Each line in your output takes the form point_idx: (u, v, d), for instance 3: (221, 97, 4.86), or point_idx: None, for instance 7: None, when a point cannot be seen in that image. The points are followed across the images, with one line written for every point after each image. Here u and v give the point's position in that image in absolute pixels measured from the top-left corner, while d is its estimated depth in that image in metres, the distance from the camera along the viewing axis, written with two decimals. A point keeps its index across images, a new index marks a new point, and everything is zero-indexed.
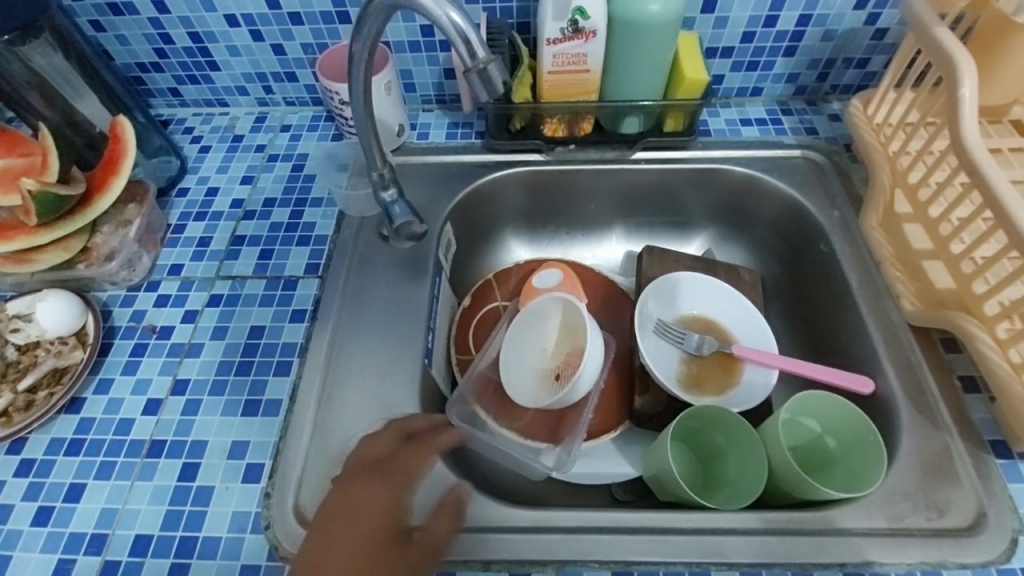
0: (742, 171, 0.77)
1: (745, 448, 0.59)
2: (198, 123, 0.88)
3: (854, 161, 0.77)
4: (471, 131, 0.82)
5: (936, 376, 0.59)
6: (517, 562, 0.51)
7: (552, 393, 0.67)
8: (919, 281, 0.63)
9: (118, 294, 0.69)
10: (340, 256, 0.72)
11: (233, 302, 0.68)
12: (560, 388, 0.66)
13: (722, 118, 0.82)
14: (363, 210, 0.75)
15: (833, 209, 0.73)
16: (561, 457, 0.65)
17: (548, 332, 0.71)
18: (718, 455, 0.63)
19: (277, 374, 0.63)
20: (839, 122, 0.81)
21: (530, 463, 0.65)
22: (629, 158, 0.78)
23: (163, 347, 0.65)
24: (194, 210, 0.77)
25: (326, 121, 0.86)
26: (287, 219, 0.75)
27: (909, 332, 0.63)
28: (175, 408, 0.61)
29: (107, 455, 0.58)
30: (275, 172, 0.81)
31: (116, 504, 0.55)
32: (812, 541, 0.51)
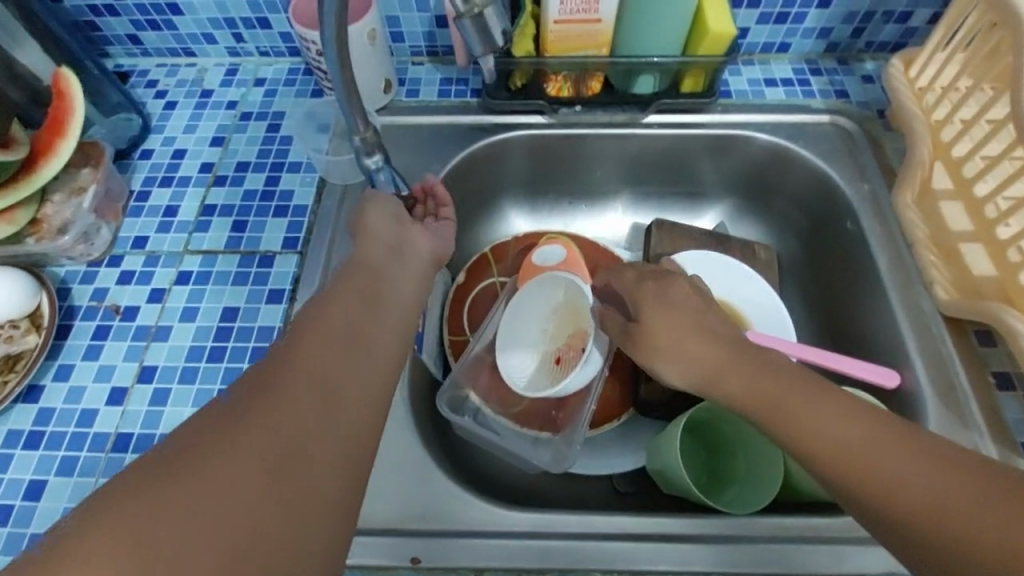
0: (765, 139, 0.70)
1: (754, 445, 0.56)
2: (162, 75, 0.79)
3: (887, 129, 0.70)
4: (466, 89, 0.73)
5: (967, 370, 0.55)
6: (514, 570, 0.47)
7: (556, 373, 0.63)
8: (955, 267, 0.58)
9: (77, 270, 0.63)
10: (321, 227, 0.65)
11: (203, 280, 0.62)
12: (566, 368, 0.62)
13: (744, 78, 0.73)
14: (347, 177, 0.68)
15: (863, 182, 0.67)
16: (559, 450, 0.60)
17: (552, 307, 0.66)
18: (728, 449, 0.58)
19: (253, 362, 0.57)
20: (872, 85, 0.73)
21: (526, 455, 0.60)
22: (641, 121, 0.70)
23: (127, 331, 0.60)
24: (159, 175, 0.70)
25: (304, 74, 0.77)
26: (262, 186, 0.68)
27: (940, 320, 0.58)
28: (142, 399, 0.56)
29: (69, 450, 0.54)
30: (248, 133, 0.73)
31: (80, 503, 0.52)
32: (829, 550, 0.47)
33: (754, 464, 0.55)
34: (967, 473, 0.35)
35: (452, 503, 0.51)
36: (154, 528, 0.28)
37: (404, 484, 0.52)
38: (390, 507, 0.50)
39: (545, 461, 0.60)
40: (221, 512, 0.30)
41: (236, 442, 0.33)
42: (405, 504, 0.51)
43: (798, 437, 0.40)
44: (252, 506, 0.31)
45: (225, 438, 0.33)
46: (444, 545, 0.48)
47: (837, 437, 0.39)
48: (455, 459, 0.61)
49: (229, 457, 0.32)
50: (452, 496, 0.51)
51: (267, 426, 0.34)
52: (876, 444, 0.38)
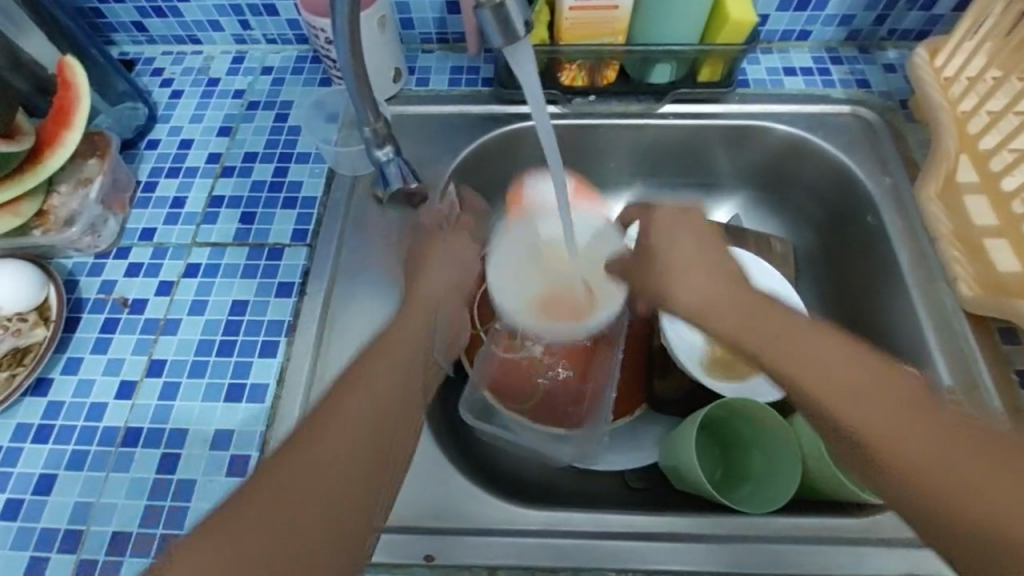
0: (784, 130, 0.68)
1: (772, 443, 0.55)
2: (168, 64, 0.77)
3: (909, 120, 0.68)
4: (477, 78, 0.72)
5: (991, 368, 0.54)
6: (529, 569, 0.47)
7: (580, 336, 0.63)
8: (980, 263, 0.57)
9: (85, 263, 0.62)
10: (331, 218, 0.64)
11: (212, 273, 0.61)
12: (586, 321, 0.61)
13: (762, 67, 0.72)
14: (356, 168, 0.67)
15: (884, 175, 0.65)
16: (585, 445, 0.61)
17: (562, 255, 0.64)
18: (746, 445, 0.57)
19: (263, 356, 0.57)
20: (894, 74, 0.71)
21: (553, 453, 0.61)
22: (657, 112, 0.69)
23: (135, 324, 0.59)
24: (166, 165, 0.69)
25: (312, 62, 0.76)
26: (270, 178, 0.67)
27: (963, 317, 0.57)
28: (151, 393, 0.56)
29: (79, 444, 0.54)
30: (256, 123, 0.71)
31: (90, 498, 0.51)
32: (848, 551, 0.47)
33: (772, 461, 0.54)
34: (1014, 469, 0.33)
35: (466, 500, 0.50)
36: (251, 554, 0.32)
37: (417, 480, 0.51)
38: (403, 503, 0.50)
39: (568, 458, 0.61)
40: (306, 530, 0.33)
41: (306, 462, 0.35)
42: (418, 501, 0.50)
43: (834, 413, 0.37)
44: (273, 557, 0.32)
45: (259, 488, 0.34)
46: (459, 543, 0.48)
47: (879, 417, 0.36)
48: (469, 455, 0.59)
49: (301, 477, 0.34)
50: (465, 493, 0.51)
51: (295, 471, 0.35)
52: (915, 426, 0.35)
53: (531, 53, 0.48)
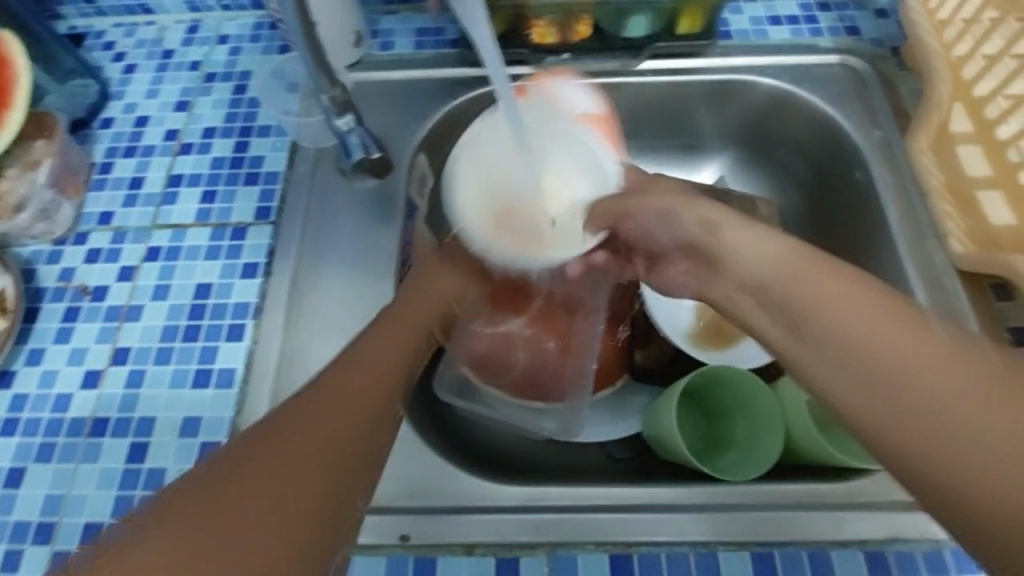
0: (770, 84, 0.65)
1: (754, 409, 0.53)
2: (120, 36, 0.73)
3: (901, 68, 0.65)
4: (444, 40, 0.68)
5: (982, 327, 0.52)
6: (507, 546, 0.46)
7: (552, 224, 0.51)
8: (973, 216, 0.54)
9: (42, 250, 0.60)
10: (295, 194, 0.61)
11: (173, 256, 0.59)
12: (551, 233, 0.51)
13: (746, 16, 0.67)
14: (319, 141, 0.64)
15: (874, 128, 0.62)
16: (566, 421, 0.60)
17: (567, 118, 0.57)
18: (732, 409, 0.56)
19: (229, 340, 0.55)
20: (886, 19, 0.67)
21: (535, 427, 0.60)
22: (635, 69, 0.65)
23: (98, 312, 0.57)
24: (122, 144, 0.66)
25: (270, 29, 0.71)
26: (230, 154, 0.64)
27: (954, 275, 0.54)
28: (117, 381, 0.54)
29: (46, 436, 0.52)
30: (213, 96, 0.68)
31: (60, 489, 0.50)
32: (831, 517, 0.46)
33: (758, 425, 0.53)
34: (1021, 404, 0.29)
35: (442, 479, 0.49)
36: (241, 526, 0.29)
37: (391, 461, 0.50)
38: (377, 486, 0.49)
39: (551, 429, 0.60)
40: (305, 508, 0.31)
41: (306, 433, 0.33)
42: (391, 482, 0.49)
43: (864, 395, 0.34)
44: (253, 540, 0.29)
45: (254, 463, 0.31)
46: (436, 522, 0.47)
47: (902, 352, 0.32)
48: (451, 434, 0.57)
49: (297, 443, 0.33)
50: (440, 472, 0.49)
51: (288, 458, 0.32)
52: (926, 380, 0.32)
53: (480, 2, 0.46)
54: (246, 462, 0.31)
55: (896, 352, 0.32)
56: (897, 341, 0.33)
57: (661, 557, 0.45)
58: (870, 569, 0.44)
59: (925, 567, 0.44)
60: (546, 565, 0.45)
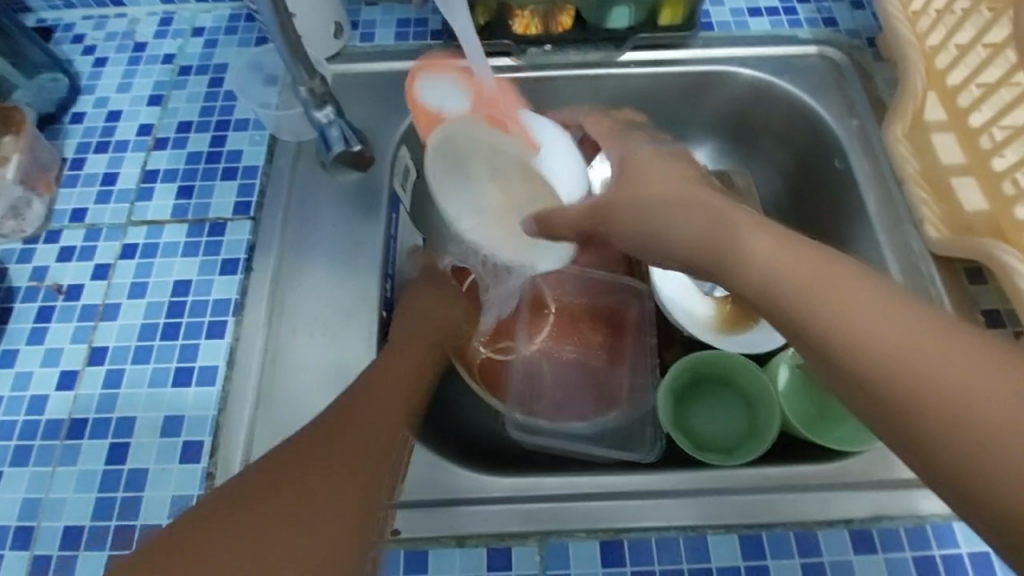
0: (749, 74, 0.65)
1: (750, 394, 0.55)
2: (89, 29, 0.71)
3: (877, 58, 0.66)
4: (426, 31, 0.67)
5: (958, 310, 0.53)
6: (498, 536, 0.46)
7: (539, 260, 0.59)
8: (946, 202, 0.55)
9: (12, 249, 0.58)
10: (275, 188, 0.60)
11: (151, 253, 0.58)
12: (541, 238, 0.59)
13: (726, 8, 0.68)
14: (300, 133, 0.62)
15: (852, 118, 0.63)
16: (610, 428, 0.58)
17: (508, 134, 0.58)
18: (742, 403, 0.56)
19: (210, 338, 0.54)
20: (862, 10, 0.68)
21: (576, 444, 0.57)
22: (617, 60, 0.65)
23: (72, 311, 0.55)
24: (94, 140, 0.64)
25: (247, 21, 0.70)
26: (208, 148, 0.62)
27: (930, 261, 0.55)
28: (94, 382, 0.52)
29: (21, 439, 0.51)
30: (189, 90, 0.66)
31: (37, 494, 0.49)
32: (816, 497, 0.47)
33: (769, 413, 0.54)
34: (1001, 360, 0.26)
35: (432, 471, 0.49)
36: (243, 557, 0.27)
37: None
38: None
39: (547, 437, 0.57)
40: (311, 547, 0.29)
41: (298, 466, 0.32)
42: None
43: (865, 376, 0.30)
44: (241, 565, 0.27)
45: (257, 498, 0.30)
46: (426, 515, 0.47)
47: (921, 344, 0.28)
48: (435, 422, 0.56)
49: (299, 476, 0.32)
50: (431, 465, 0.49)
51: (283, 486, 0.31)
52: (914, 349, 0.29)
53: None
54: (249, 497, 0.30)
55: (874, 327, 0.29)
56: (908, 332, 0.28)
57: (650, 542, 0.46)
58: (854, 547, 0.45)
59: (907, 544, 0.45)
60: (539, 554, 0.45)
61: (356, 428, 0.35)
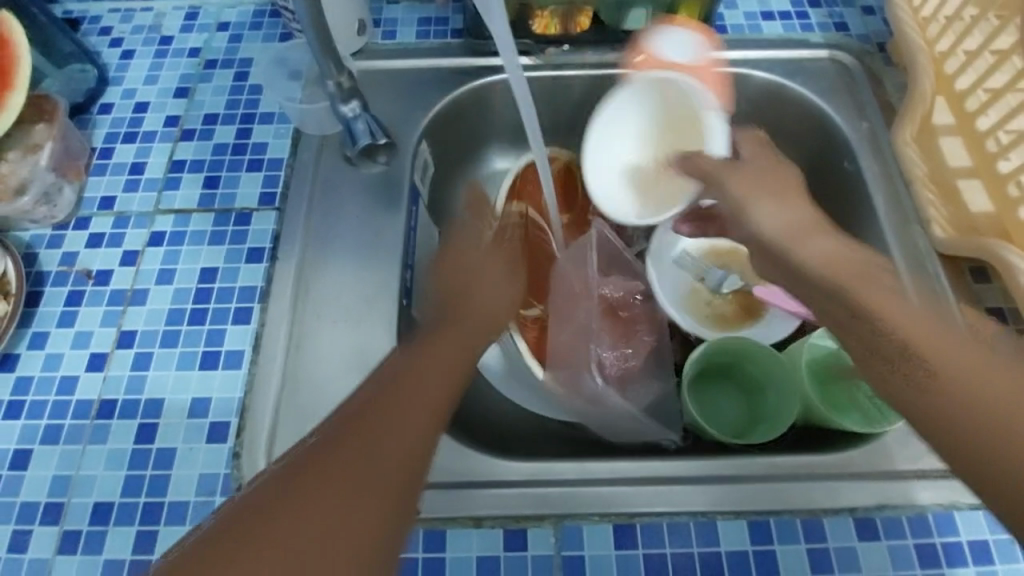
0: (762, 77, 0.67)
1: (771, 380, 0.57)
2: (117, 22, 0.73)
3: (888, 63, 0.67)
4: (447, 29, 0.69)
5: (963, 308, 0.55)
6: (515, 518, 0.48)
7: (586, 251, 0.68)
8: (953, 204, 0.57)
9: (42, 235, 0.60)
10: (299, 181, 0.62)
11: (178, 241, 0.59)
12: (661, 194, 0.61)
13: (740, 11, 0.70)
14: (323, 127, 0.64)
15: (862, 121, 0.65)
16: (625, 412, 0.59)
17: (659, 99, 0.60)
18: (754, 386, 0.58)
19: (236, 323, 0.55)
20: (873, 16, 0.70)
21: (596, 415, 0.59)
22: (633, 61, 0.67)
23: (102, 295, 0.57)
24: (122, 130, 0.65)
25: (271, 17, 0.72)
26: (233, 140, 0.64)
27: (937, 261, 0.57)
28: (123, 364, 0.54)
29: (52, 418, 0.52)
30: (214, 83, 0.68)
31: (68, 471, 0.51)
32: (822, 486, 0.48)
33: (786, 393, 0.55)
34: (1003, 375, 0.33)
35: (451, 455, 0.50)
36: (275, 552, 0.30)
37: None
38: None
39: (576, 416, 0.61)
40: (308, 553, 0.30)
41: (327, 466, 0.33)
42: None
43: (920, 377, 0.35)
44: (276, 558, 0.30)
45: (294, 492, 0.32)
46: (445, 497, 0.48)
47: (958, 358, 0.34)
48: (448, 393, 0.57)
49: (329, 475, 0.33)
50: (450, 449, 0.51)
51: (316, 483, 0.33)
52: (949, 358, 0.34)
53: None
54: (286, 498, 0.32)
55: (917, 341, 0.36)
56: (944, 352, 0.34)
57: (662, 526, 0.47)
58: (859, 535, 0.47)
59: (910, 532, 0.46)
60: (554, 535, 0.47)
61: (381, 422, 0.36)
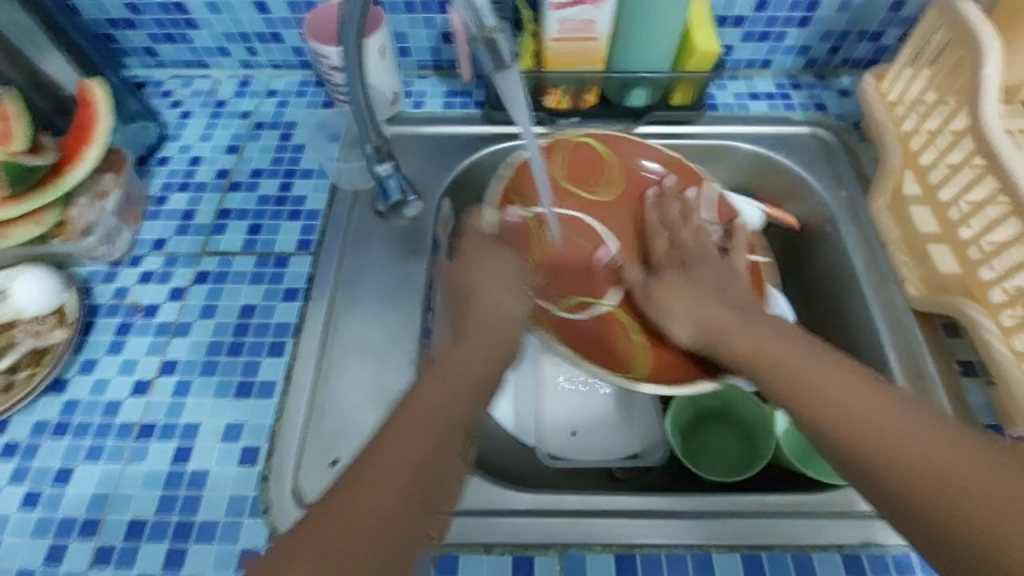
0: (750, 149, 0.75)
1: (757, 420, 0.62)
2: (177, 86, 0.82)
3: (862, 139, 0.75)
4: (469, 101, 0.78)
5: (937, 359, 0.60)
6: (522, 546, 0.51)
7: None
8: (924, 265, 0.63)
9: (98, 270, 0.66)
10: (333, 230, 0.69)
11: (221, 280, 0.65)
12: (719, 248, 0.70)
13: (729, 92, 0.79)
14: (357, 182, 0.72)
15: (840, 189, 0.72)
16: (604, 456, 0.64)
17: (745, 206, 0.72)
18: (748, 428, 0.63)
19: (271, 355, 0.60)
20: (848, 98, 0.79)
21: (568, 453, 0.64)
22: (634, 132, 0.75)
23: (149, 327, 0.63)
24: (176, 180, 0.73)
25: (315, 86, 0.81)
26: (276, 192, 0.72)
27: (911, 315, 0.63)
28: (165, 390, 0.59)
29: (95, 439, 0.57)
30: (262, 142, 0.76)
31: (107, 489, 0.54)
32: (811, 523, 0.51)
33: (770, 434, 0.60)
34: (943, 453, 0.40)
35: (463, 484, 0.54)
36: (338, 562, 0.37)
37: None
38: None
39: (574, 459, 0.64)
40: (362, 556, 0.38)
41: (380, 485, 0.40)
42: None
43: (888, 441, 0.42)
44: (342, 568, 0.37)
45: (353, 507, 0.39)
46: (456, 524, 0.52)
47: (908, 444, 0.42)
48: None
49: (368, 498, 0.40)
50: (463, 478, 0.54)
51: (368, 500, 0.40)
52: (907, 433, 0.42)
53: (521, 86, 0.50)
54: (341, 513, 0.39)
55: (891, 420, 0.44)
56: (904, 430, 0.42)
57: (660, 558, 0.50)
58: (846, 571, 0.49)
59: (895, 569, 0.49)
60: (559, 563, 0.50)
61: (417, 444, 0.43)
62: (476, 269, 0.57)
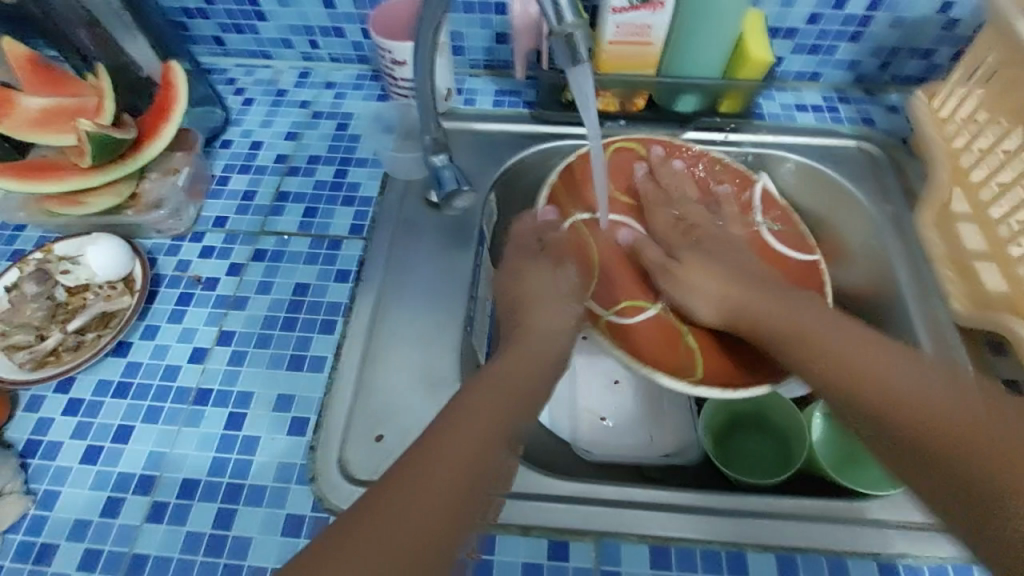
0: (796, 160, 0.76)
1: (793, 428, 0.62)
2: (241, 75, 0.86)
3: (910, 155, 0.75)
4: (519, 100, 0.80)
5: (981, 376, 0.60)
6: (558, 530, 0.52)
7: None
8: (970, 281, 0.63)
9: (162, 243, 0.69)
10: (385, 217, 0.71)
11: (277, 259, 0.68)
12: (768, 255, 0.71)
13: (776, 102, 0.79)
14: (409, 172, 0.74)
15: (886, 203, 0.72)
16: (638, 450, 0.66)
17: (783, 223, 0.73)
18: (784, 435, 0.63)
19: (322, 332, 0.63)
20: (896, 115, 0.79)
21: (602, 449, 0.65)
22: (680, 138, 0.77)
23: (208, 299, 0.66)
24: (238, 162, 0.77)
25: (371, 80, 0.85)
26: (331, 179, 0.75)
27: (955, 330, 0.62)
28: (221, 359, 0.62)
29: (154, 400, 0.60)
30: (319, 131, 0.80)
31: (163, 448, 0.57)
32: (847, 529, 0.51)
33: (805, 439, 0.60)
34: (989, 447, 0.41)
35: None
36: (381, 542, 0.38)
37: None
38: None
39: (606, 453, 0.65)
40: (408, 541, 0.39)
41: (431, 475, 0.42)
42: None
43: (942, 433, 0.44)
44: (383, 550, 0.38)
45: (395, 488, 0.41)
46: None
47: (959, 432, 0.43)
48: None
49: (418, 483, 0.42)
50: None
51: (412, 487, 0.41)
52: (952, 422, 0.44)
53: (591, 85, 0.52)
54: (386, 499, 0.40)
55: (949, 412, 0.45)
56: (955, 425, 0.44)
57: (695, 552, 0.51)
58: None
59: None
60: (594, 550, 0.51)
61: (452, 434, 0.45)
62: (529, 277, 0.63)
